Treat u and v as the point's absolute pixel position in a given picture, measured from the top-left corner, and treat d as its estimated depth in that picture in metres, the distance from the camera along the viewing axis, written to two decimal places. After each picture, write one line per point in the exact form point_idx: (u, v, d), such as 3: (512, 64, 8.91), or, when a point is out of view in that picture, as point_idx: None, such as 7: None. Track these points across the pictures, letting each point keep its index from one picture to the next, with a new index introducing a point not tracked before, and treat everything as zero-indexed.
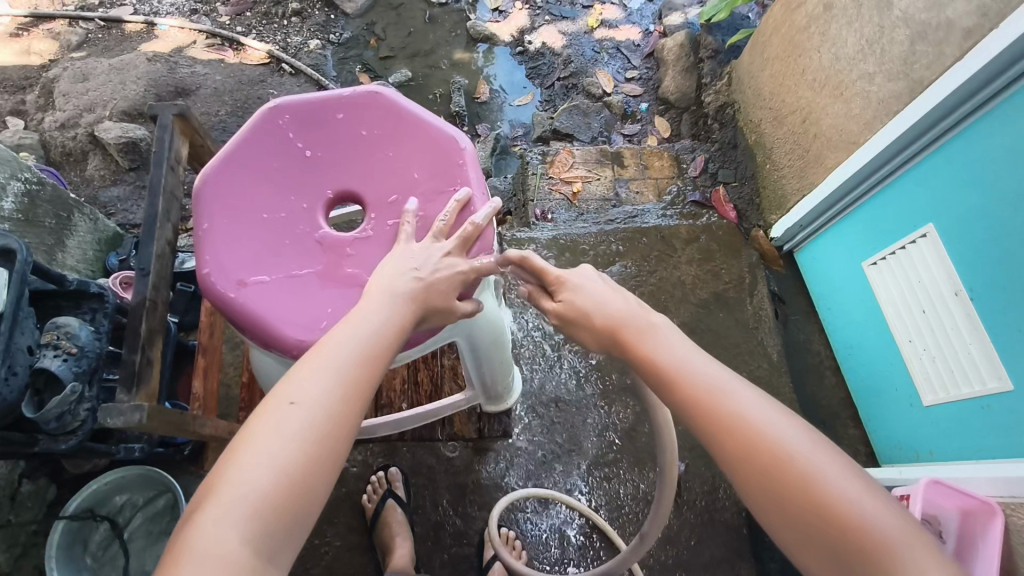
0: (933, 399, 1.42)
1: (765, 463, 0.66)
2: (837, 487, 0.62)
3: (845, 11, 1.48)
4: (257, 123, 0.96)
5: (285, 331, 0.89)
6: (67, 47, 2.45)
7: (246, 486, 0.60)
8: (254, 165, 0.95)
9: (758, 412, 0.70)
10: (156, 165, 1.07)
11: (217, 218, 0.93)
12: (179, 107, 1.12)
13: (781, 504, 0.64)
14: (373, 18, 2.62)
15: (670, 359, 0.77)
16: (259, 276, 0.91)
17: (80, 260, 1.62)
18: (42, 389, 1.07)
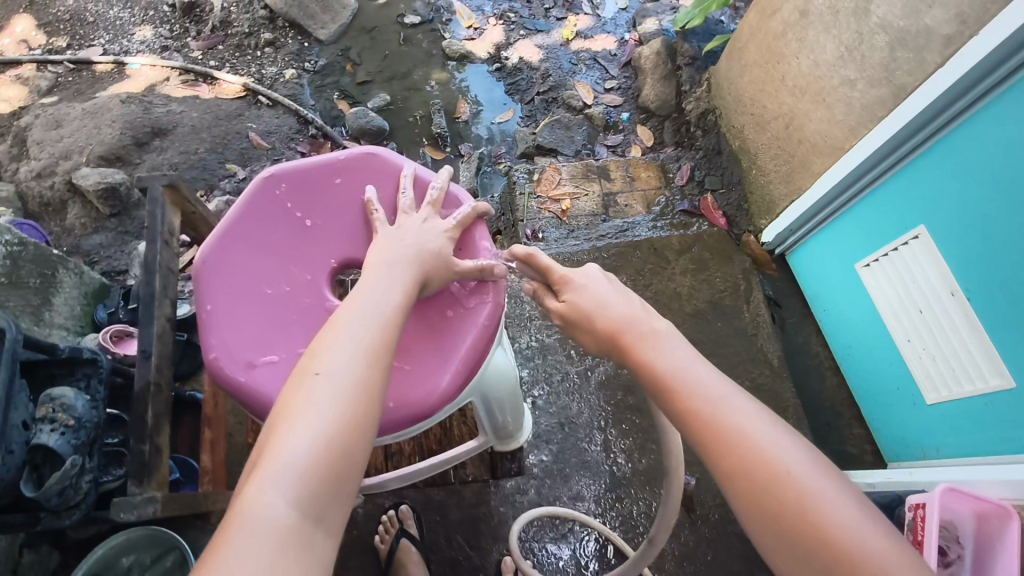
0: (937, 398, 1.43)
1: (764, 480, 0.66)
2: (834, 513, 0.62)
3: (822, 18, 1.49)
4: (252, 195, 0.95)
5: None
6: (37, 93, 2.40)
7: (292, 450, 0.64)
8: (254, 237, 0.94)
9: (753, 424, 0.71)
10: (150, 242, 1.08)
11: (219, 297, 0.90)
12: (168, 178, 1.11)
13: (774, 520, 0.64)
14: (347, 44, 2.60)
15: (670, 366, 0.79)
16: (268, 357, 0.87)
17: (68, 317, 1.59)
18: (41, 464, 1.04)
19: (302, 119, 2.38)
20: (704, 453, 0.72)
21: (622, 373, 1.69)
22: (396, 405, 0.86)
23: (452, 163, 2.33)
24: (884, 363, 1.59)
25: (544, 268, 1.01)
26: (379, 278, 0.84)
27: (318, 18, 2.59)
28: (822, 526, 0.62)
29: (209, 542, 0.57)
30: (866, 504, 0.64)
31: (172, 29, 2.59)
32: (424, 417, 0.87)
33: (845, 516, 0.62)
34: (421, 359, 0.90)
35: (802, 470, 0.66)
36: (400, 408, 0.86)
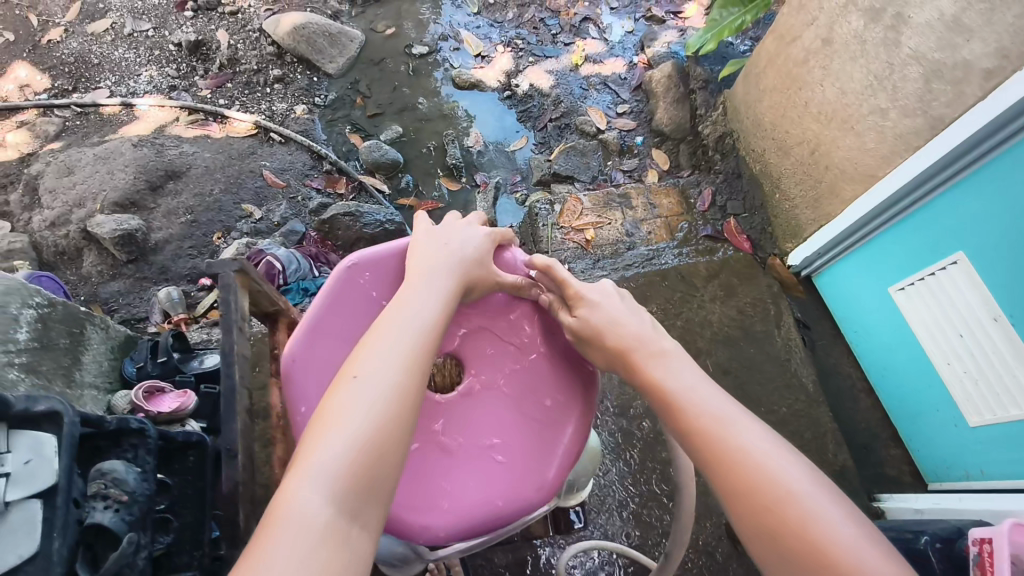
0: (978, 420, 1.42)
1: (766, 503, 0.70)
2: (841, 535, 0.66)
3: (847, 48, 1.52)
4: (336, 285, 0.92)
5: (405, 517, 0.83)
6: (44, 138, 2.36)
7: (328, 457, 0.69)
8: (341, 331, 0.92)
9: (760, 446, 0.74)
10: (226, 332, 0.93)
11: (313, 400, 0.87)
12: (241, 263, 0.95)
13: (779, 542, 0.68)
14: (356, 77, 2.60)
15: (679, 386, 0.82)
16: None
17: (97, 374, 1.55)
18: (93, 543, 1.01)
19: (316, 155, 2.37)
20: (701, 471, 0.77)
21: None
22: (507, 503, 0.84)
23: (468, 194, 2.32)
24: (922, 387, 1.59)
25: (561, 280, 0.94)
26: (413, 297, 0.86)
27: (325, 52, 2.58)
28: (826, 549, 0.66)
29: (248, 541, 0.62)
30: (867, 528, 0.68)
31: (179, 68, 2.57)
32: (529, 512, 0.86)
33: (848, 542, 0.66)
34: (525, 455, 0.88)
35: (809, 493, 0.70)
36: (508, 506, 0.84)
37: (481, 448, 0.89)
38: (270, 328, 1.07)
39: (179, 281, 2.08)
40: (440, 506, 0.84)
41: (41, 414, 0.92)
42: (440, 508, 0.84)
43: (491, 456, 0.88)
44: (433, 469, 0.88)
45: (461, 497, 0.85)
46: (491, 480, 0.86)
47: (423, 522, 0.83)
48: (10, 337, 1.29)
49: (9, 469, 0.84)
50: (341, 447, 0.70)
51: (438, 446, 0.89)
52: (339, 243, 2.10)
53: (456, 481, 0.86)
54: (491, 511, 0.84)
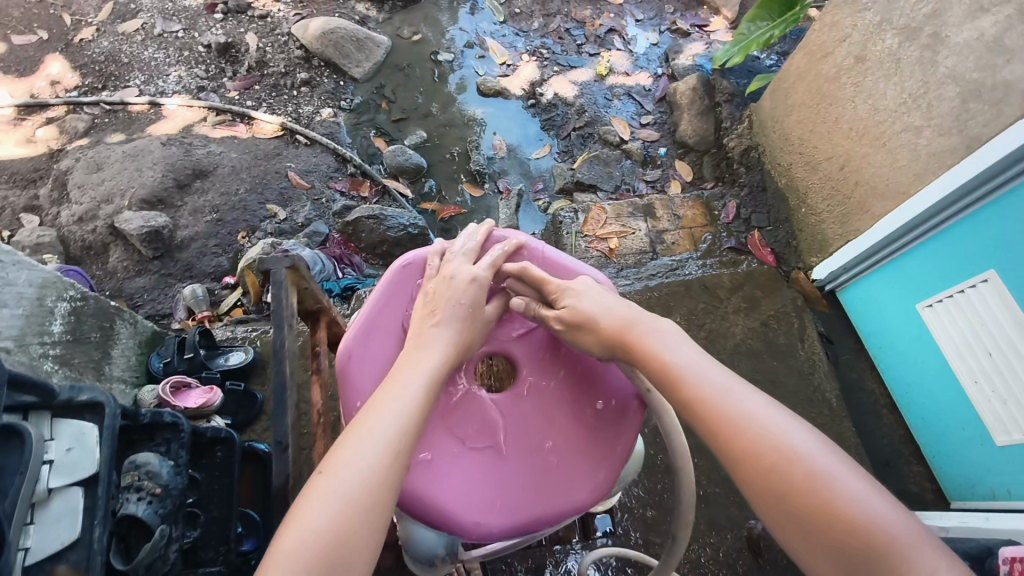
0: (1006, 439, 1.40)
1: (776, 464, 0.72)
2: (845, 489, 0.69)
3: (881, 65, 1.53)
4: (390, 285, 0.95)
5: (461, 513, 0.81)
6: (73, 135, 2.40)
7: (293, 552, 0.65)
8: (391, 329, 0.93)
9: (761, 412, 0.76)
10: (277, 328, 0.91)
11: (367, 392, 0.87)
12: (294, 259, 0.94)
13: (789, 502, 0.70)
14: (381, 81, 2.63)
15: (680, 362, 0.82)
16: (422, 454, 0.84)
17: (125, 368, 1.57)
18: (127, 534, 1.02)
19: (341, 158, 2.39)
20: (708, 443, 0.78)
21: None
22: (561, 500, 0.84)
23: (491, 200, 2.33)
24: (947, 406, 1.58)
25: (539, 281, 0.97)
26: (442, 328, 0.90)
27: (352, 57, 2.60)
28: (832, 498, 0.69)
29: None
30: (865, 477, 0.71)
31: (207, 70, 2.61)
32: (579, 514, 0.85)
33: (851, 494, 0.69)
34: (578, 455, 0.87)
35: (809, 449, 0.72)
36: (564, 505, 0.84)
37: (529, 450, 0.88)
38: (311, 327, 1.07)
39: (204, 278, 2.09)
40: (493, 503, 0.83)
41: (82, 404, 0.94)
42: (493, 504, 0.83)
43: (544, 456, 0.88)
44: (483, 468, 0.86)
45: (513, 498, 0.84)
46: (543, 480, 0.86)
47: (479, 518, 0.81)
48: (45, 330, 1.30)
49: (52, 457, 0.86)
50: (329, 512, 0.68)
51: (487, 449, 0.88)
52: (363, 245, 2.11)
53: (510, 481, 0.85)
54: (547, 512, 0.84)
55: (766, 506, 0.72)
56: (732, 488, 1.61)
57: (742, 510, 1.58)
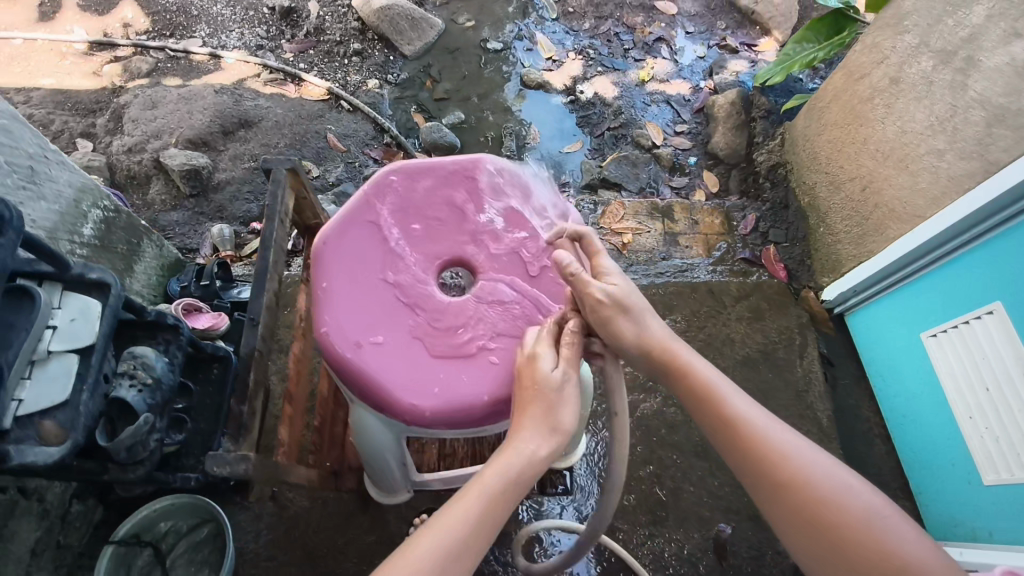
0: (994, 479, 1.36)
1: (826, 504, 0.78)
2: (889, 526, 0.75)
3: (914, 88, 1.53)
4: (375, 184, 1.03)
5: (399, 395, 0.90)
6: (136, 74, 2.54)
7: None
8: (371, 225, 1.01)
9: (803, 454, 0.82)
10: (268, 219, 1.02)
11: (335, 277, 0.97)
12: (293, 161, 1.07)
13: (840, 540, 0.76)
14: (429, 61, 2.70)
15: (724, 394, 0.88)
16: (373, 339, 0.93)
17: (144, 285, 1.65)
18: (115, 418, 1.09)
19: (380, 127, 2.47)
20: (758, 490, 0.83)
21: (665, 411, 1.71)
22: (491, 400, 0.91)
23: None
24: (940, 440, 1.54)
25: (596, 253, 0.97)
26: (569, 400, 0.85)
27: (405, 35, 2.69)
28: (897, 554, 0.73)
29: None
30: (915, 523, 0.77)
31: (268, 31, 2.73)
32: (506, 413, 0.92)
33: (901, 538, 0.74)
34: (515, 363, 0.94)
35: (860, 497, 0.78)
36: (493, 401, 0.91)
37: (480, 346, 0.94)
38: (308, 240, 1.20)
39: (233, 221, 2.18)
40: (430, 390, 0.91)
41: (92, 281, 1.00)
42: (429, 392, 0.91)
43: (484, 356, 0.94)
44: (429, 362, 0.93)
45: (460, 389, 0.91)
46: (482, 378, 0.92)
47: (412, 402, 0.89)
48: (76, 231, 1.38)
49: (55, 323, 0.94)
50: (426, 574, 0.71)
51: (439, 346, 0.94)
52: None
53: (450, 374, 0.92)
54: (488, 403, 0.91)
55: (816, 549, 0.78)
56: (707, 490, 1.61)
57: (714, 513, 1.58)
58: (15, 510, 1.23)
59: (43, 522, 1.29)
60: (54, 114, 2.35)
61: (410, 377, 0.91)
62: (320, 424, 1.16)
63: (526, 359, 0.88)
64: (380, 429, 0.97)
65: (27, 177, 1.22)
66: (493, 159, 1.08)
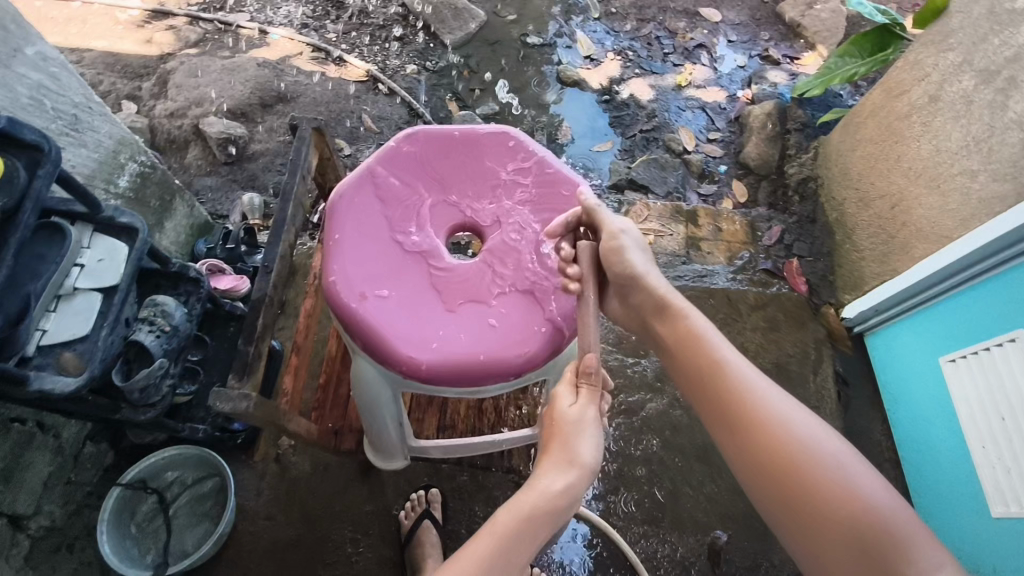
0: (1001, 513, 1.32)
1: (802, 457, 0.91)
2: (854, 476, 0.88)
3: (952, 106, 1.51)
4: (393, 147, 1.07)
5: (398, 346, 0.92)
6: (185, 43, 2.62)
7: None
8: (385, 185, 1.04)
9: (787, 413, 0.96)
10: (290, 171, 1.08)
11: (347, 230, 1.00)
12: (317, 121, 1.15)
13: (810, 485, 0.89)
14: (468, 51, 2.72)
15: (727, 358, 1.03)
16: (378, 291, 0.96)
17: (173, 243, 1.71)
18: (132, 359, 1.12)
19: (413, 112, 2.49)
20: (746, 443, 0.97)
21: (671, 414, 1.71)
22: (487, 361, 0.93)
23: None
24: (950, 469, 1.49)
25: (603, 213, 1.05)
26: (588, 435, 0.93)
27: (447, 24, 2.72)
28: (863, 510, 0.85)
29: None
30: (889, 486, 0.87)
31: (314, 10, 2.78)
32: (501, 376, 0.94)
33: (863, 485, 0.87)
34: (513, 327, 0.96)
35: (839, 461, 0.89)
36: (489, 361, 0.93)
37: (481, 308, 0.97)
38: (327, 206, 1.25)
39: (263, 190, 2.21)
40: (428, 345, 0.93)
41: (121, 226, 1.04)
42: (428, 347, 0.93)
43: (485, 319, 0.96)
44: (430, 319, 0.95)
45: (458, 347, 0.93)
46: (480, 338, 0.94)
47: (410, 353, 0.92)
48: (112, 182, 1.43)
49: (83, 262, 1.00)
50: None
51: (441, 305, 0.97)
52: None
53: (451, 332, 0.94)
54: (484, 364, 0.93)
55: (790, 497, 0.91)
56: (705, 495, 1.60)
57: (711, 519, 1.57)
58: (31, 442, 1.28)
59: (57, 457, 1.35)
60: (103, 75, 2.43)
61: (410, 330, 0.94)
62: (324, 384, 1.31)
63: (559, 404, 0.96)
64: (377, 382, 0.98)
65: (69, 124, 1.28)
66: (511, 132, 1.11)
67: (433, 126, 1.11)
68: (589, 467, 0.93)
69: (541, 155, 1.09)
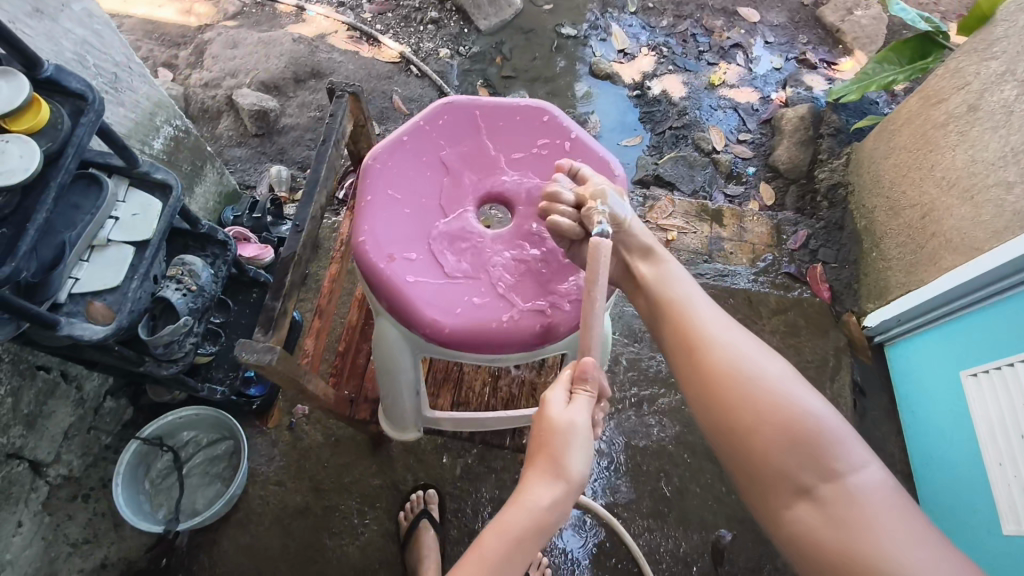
0: (1014, 532, 1.28)
1: (737, 376, 0.90)
2: (789, 394, 0.87)
3: (992, 117, 1.48)
4: (429, 114, 1.07)
5: (422, 309, 0.93)
6: (223, 15, 2.65)
7: None
8: (419, 151, 1.05)
9: (729, 338, 0.95)
10: (324, 139, 1.09)
11: (379, 193, 1.01)
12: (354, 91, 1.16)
13: (744, 404, 0.88)
14: (502, 39, 2.72)
15: (677, 289, 1.04)
16: (406, 254, 0.97)
17: (201, 208, 1.73)
18: (158, 315, 1.15)
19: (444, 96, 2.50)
20: (686, 369, 0.96)
21: (683, 411, 1.70)
22: (510, 329, 0.94)
23: None
24: (963, 485, 1.47)
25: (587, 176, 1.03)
26: (579, 446, 0.84)
27: (482, 9, 2.72)
28: (802, 420, 0.85)
29: None
30: (825, 400, 0.88)
31: None
32: (523, 345, 0.95)
33: (799, 402, 0.86)
34: (538, 298, 0.96)
35: (779, 378, 0.89)
36: (513, 331, 0.94)
37: (507, 276, 0.98)
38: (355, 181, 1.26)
39: (291, 164, 2.23)
40: (453, 310, 0.94)
41: (156, 182, 1.06)
42: (452, 313, 0.94)
43: (509, 288, 0.97)
44: (455, 284, 0.96)
45: (482, 314, 0.94)
46: (505, 306, 0.95)
47: (435, 317, 0.93)
48: (146, 143, 1.45)
49: (118, 215, 1.02)
50: None
51: (466, 270, 0.97)
52: None
53: (476, 298, 0.95)
54: (507, 333, 0.94)
55: (722, 419, 0.90)
56: (713, 495, 1.59)
57: (717, 518, 1.56)
58: (55, 391, 1.31)
59: (78, 408, 1.38)
60: (142, 42, 2.47)
61: (436, 294, 0.95)
62: (343, 350, 1.34)
63: (550, 407, 0.88)
64: (400, 344, 1.00)
65: (109, 82, 1.30)
66: (549, 108, 1.11)
67: (470, 96, 1.11)
68: (579, 482, 0.83)
69: (577, 133, 1.09)
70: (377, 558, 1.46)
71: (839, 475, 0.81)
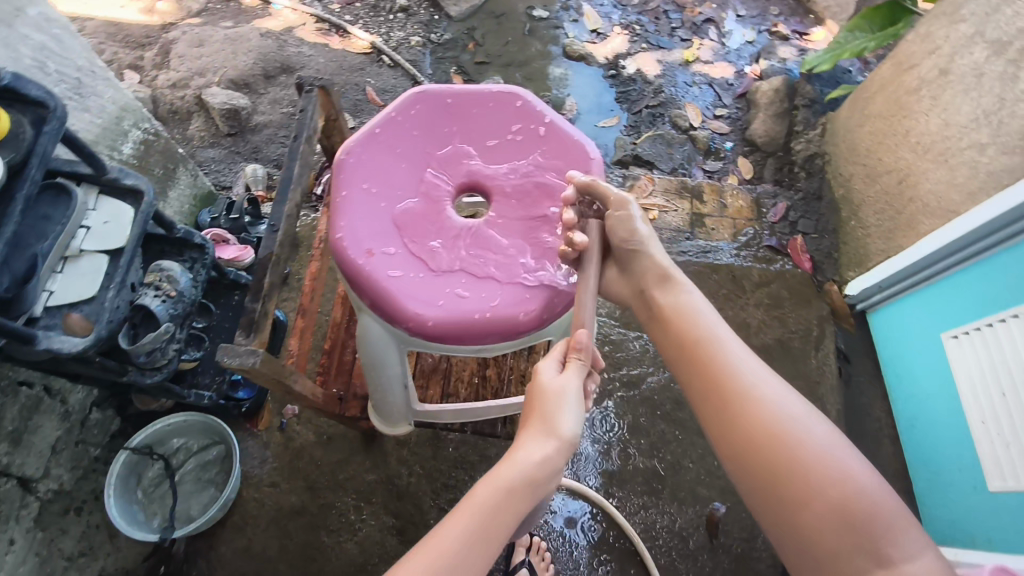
0: (999, 487, 1.32)
1: (780, 433, 0.85)
2: (839, 460, 0.81)
3: (962, 79, 1.49)
4: (401, 106, 1.06)
5: (405, 303, 0.93)
6: (187, 13, 2.58)
7: None
8: (392, 143, 1.04)
9: (772, 389, 0.90)
10: (296, 135, 1.08)
11: (354, 188, 1.00)
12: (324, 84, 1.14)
13: (788, 466, 0.82)
14: (474, 24, 2.68)
15: (709, 329, 1.00)
16: (385, 248, 0.96)
17: (177, 212, 1.71)
18: (138, 323, 1.13)
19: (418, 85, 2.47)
20: (722, 419, 0.91)
21: (673, 388, 1.72)
22: (493, 318, 0.93)
23: None
24: (948, 444, 1.50)
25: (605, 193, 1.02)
26: (573, 407, 0.86)
27: None
28: (856, 496, 0.77)
29: None
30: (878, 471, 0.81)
31: None
32: (508, 333, 0.94)
33: (851, 473, 0.80)
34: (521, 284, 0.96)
35: (832, 449, 0.82)
36: (496, 319, 0.93)
37: (488, 265, 0.97)
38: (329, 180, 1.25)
39: (266, 163, 2.20)
40: (436, 301, 0.93)
41: (126, 188, 1.04)
42: (435, 304, 0.93)
43: (492, 277, 0.96)
44: (436, 275, 0.96)
45: (465, 304, 0.94)
46: (488, 296, 0.95)
47: (417, 309, 0.92)
48: (115, 148, 1.42)
49: (89, 224, 1.00)
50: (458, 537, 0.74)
51: (447, 261, 0.97)
52: None
53: (458, 288, 0.95)
54: (491, 322, 0.93)
55: (763, 479, 0.84)
56: (705, 468, 1.61)
57: (710, 492, 1.58)
58: (40, 406, 1.30)
59: (64, 422, 1.36)
60: (105, 44, 2.41)
61: (418, 285, 0.94)
62: (330, 348, 1.34)
63: (542, 372, 0.89)
64: (384, 339, 0.99)
65: (72, 88, 1.27)
66: (521, 92, 1.10)
67: (441, 86, 1.10)
68: (571, 440, 0.84)
69: (550, 116, 1.09)
70: (376, 552, 1.46)
71: (893, 561, 0.73)
